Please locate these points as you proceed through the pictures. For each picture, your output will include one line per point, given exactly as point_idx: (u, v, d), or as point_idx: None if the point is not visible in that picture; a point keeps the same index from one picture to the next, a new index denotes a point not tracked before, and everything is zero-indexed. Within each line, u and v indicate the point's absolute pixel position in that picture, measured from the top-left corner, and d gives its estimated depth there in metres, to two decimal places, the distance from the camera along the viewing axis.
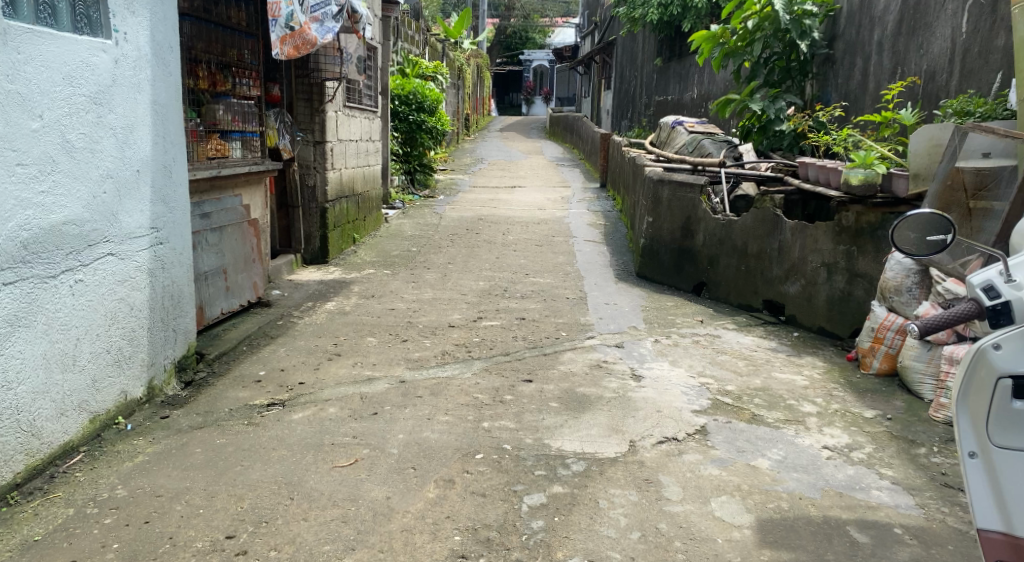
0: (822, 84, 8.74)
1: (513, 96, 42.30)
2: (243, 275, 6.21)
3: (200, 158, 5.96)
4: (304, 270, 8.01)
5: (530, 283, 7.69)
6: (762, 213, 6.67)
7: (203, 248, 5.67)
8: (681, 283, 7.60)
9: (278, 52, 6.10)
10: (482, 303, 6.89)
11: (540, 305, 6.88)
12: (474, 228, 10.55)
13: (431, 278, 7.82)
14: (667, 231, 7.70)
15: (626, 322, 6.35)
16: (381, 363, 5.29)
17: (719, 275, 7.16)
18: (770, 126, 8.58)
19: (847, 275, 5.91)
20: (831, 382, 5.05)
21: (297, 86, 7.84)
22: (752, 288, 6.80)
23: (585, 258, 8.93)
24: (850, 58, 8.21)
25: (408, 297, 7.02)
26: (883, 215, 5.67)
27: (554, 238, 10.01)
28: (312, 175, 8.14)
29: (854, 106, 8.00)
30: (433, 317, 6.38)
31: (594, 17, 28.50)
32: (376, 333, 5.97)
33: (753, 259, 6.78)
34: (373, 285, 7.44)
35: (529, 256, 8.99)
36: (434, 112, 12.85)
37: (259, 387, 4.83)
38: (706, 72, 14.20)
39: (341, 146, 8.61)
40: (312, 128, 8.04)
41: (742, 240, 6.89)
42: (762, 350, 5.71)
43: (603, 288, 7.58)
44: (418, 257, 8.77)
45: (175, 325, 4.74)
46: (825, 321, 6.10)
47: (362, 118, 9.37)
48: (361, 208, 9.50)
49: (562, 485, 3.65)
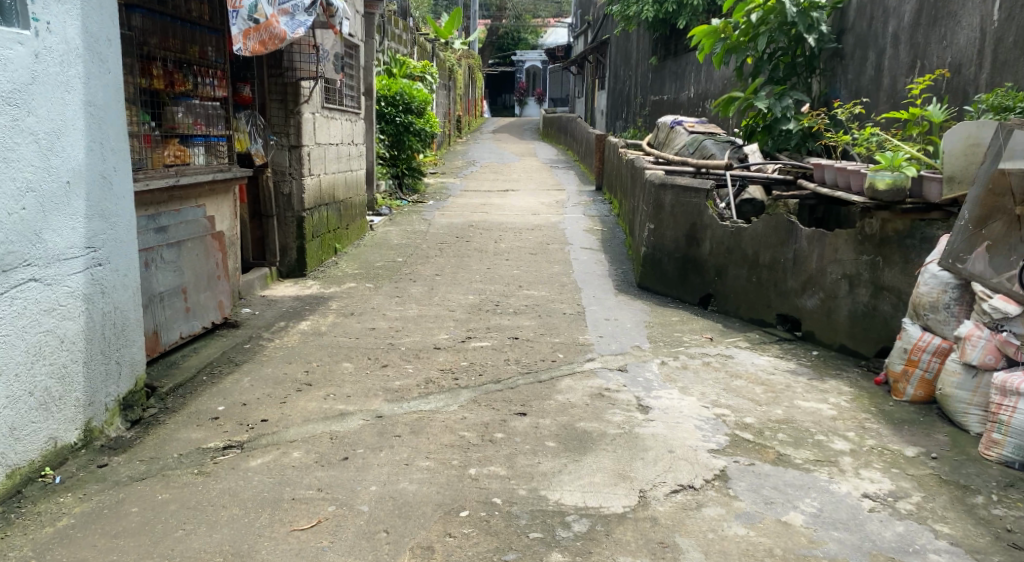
0: (830, 81, 8.27)
1: (506, 97, 41.86)
2: (206, 294, 5.63)
3: (155, 165, 5.41)
4: (280, 285, 7.44)
5: (524, 297, 7.14)
6: (775, 220, 6.13)
7: (158, 266, 5.09)
8: (686, 294, 7.05)
9: (240, 47, 5.57)
10: (471, 321, 6.33)
11: (534, 322, 6.32)
12: (463, 236, 9.98)
13: (417, 292, 7.27)
14: (670, 239, 7.16)
15: (628, 341, 5.79)
16: (356, 395, 4.71)
17: (728, 286, 6.61)
18: (777, 126, 8.08)
19: (871, 287, 5.39)
20: (862, 411, 4.48)
21: (270, 86, 7.31)
22: (764, 301, 6.25)
23: (583, 267, 8.39)
24: (862, 53, 7.69)
25: (391, 315, 6.45)
26: (913, 223, 5.12)
27: (549, 246, 9.44)
28: (288, 182, 7.57)
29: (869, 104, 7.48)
30: (417, 338, 5.82)
31: (586, 19, 28.07)
32: (353, 357, 5.41)
33: (765, 270, 6.24)
34: (353, 301, 6.87)
35: (523, 265, 8.43)
36: (422, 113, 12.32)
37: (215, 426, 4.26)
38: (704, 71, 13.75)
39: (320, 150, 8.04)
40: (287, 131, 7.48)
41: (753, 249, 6.34)
42: (781, 373, 5.15)
43: (602, 301, 7.03)
44: (405, 268, 8.21)
45: (119, 357, 4.17)
46: (847, 337, 5.57)
47: (343, 121, 8.83)
48: (342, 216, 8.93)
49: (563, 551, 3.11)
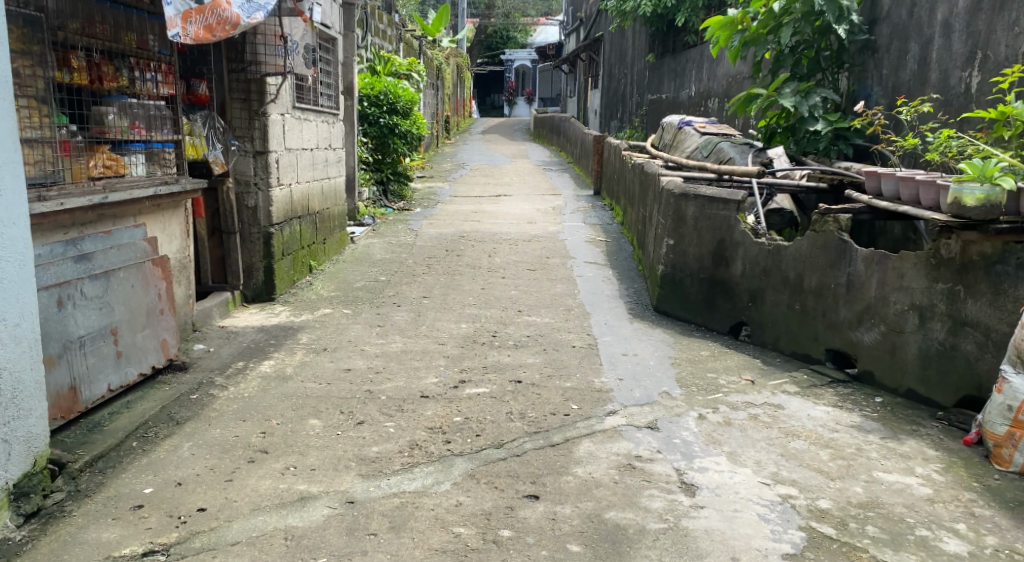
0: (860, 76, 7.33)
1: (496, 97, 40.94)
2: (144, 334, 4.65)
3: (76, 178, 4.47)
4: (243, 311, 6.46)
5: (525, 325, 6.18)
6: (822, 237, 5.23)
7: (78, 305, 4.12)
8: (713, 322, 6.11)
9: (179, 32, 4.58)
10: (464, 358, 5.37)
11: (539, 360, 5.36)
12: (455, 249, 9.01)
13: (401, 319, 6.30)
14: (693, 258, 6.24)
15: (654, 386, 4.84)
16: (322, 468, 3.76)
17: (764, 315, 5.69)
18: (803, 126, 7.26)
19: (949, 323, 4.48)
20: (965, 487, 3.55)
21: (231, 84, 6.38)
22: (809, 331, 5.34)
23: (589, 287, 7.45)
24: (901, 45, 6.76)
25: (370, 351, 5.48)
26: (1005, 245, 4.23)
27: (550, 261, 8.50)
28: (253, 195, 6.55)
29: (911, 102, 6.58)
30: (401, 384, 4.85)
31: (578, 16, 27.10)
32: (322, 411, 4.43)
33: (811, 296, 5.32)
34: (326, 332, 5.90)
35: (521, 285, 7.47)
36: (409, 114, 11.42)
37: (136, 521, 3.33)
38: (707, 67, 12.85)
39: (291, 156, 7.08)
40: (251, 135, 6.51)
41: (795, 271, 5.42)
42: (846, 430, 4.21)
43: (616, 331, 6.08)
44: (388, 289, 7.24)
45: (9, 433, 3.22)
46: (917, 381, 4.67)
47: (319, 122, 7.85)
48: (319, 229, 7.95)
49: None
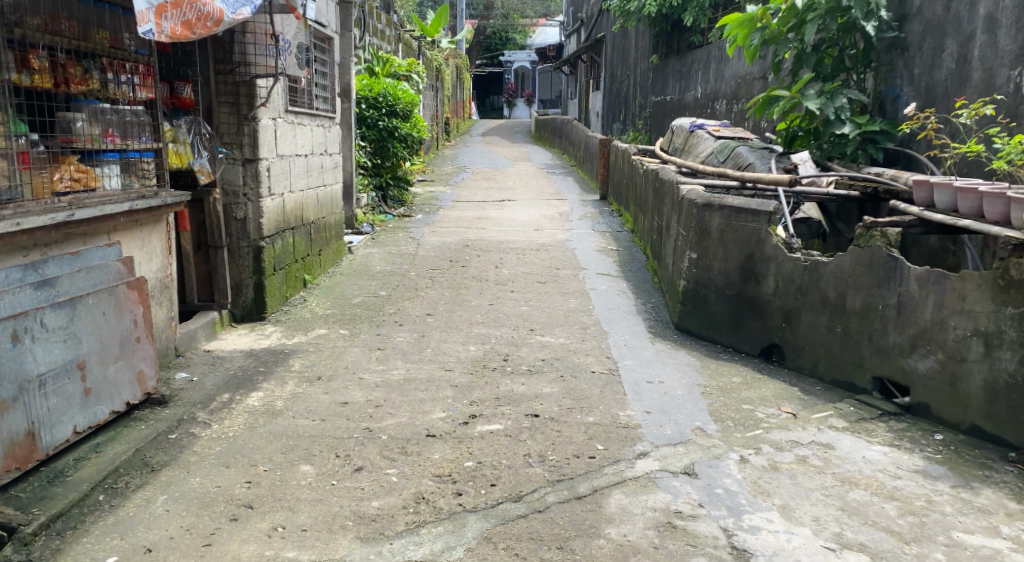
0: (888, 78, 6.76)
1: (495, 99, 40.47)
2: (118, 366, 4.13)
3: (38, 194, 4.01)
4: (232, 333, 5.96)
5: (538, 347, 5.68)
6: (868, 254, 4.75)
7: (37, 338, 3.63)
8: (741, 344, 5.61)
9: (150, 30, 4.10)
10: (473, 387, 4.87)
11: (556, 389, 4.86)
12: (458, 260, 8.51)
13: (403, 341, 5.80)
14: (719, 273, 5.73)
15: (687, 421, 4.34)
16: (315, 531, 3.28)
17: (800, 337, 5.19)
18: (828, 129, 6.77)
19: (1020, 352, 4.01)
20: None
21: (219, 87, 5.90)
22: (852, 357, 4.85)
23: (604, 302, 6.95)
24: (935, 42, 6.22)
25: (369, 380, 4.98)
26: None
27: (560, 272, 8.00)
28: (241, 206, 6.09)
29: (947, 105, 6.07)
30: (404, 420, 4.35)
31: (579, 16, 26.60)
32: (315, 456, 3.94)
33: (854, 318, 4.83)
34: (321, 357, 5.41)
35: (531, 299, 6.97)
36: (409, 117, 10.95)
37: None
38: (714, 67, 12.37)
39: (284, 164, 6.59)
40: (240, 142, 6.02)
41: (836, 291, 4.93)
42: (909, 476, 3.73)
43: (637, 353, 5.58)
44: (389, 306, 6.74)
45: None
46: (982, 417, 4.20)
47: (314, 127, 7.35)
48: (314, 240, 7.45)
49: None
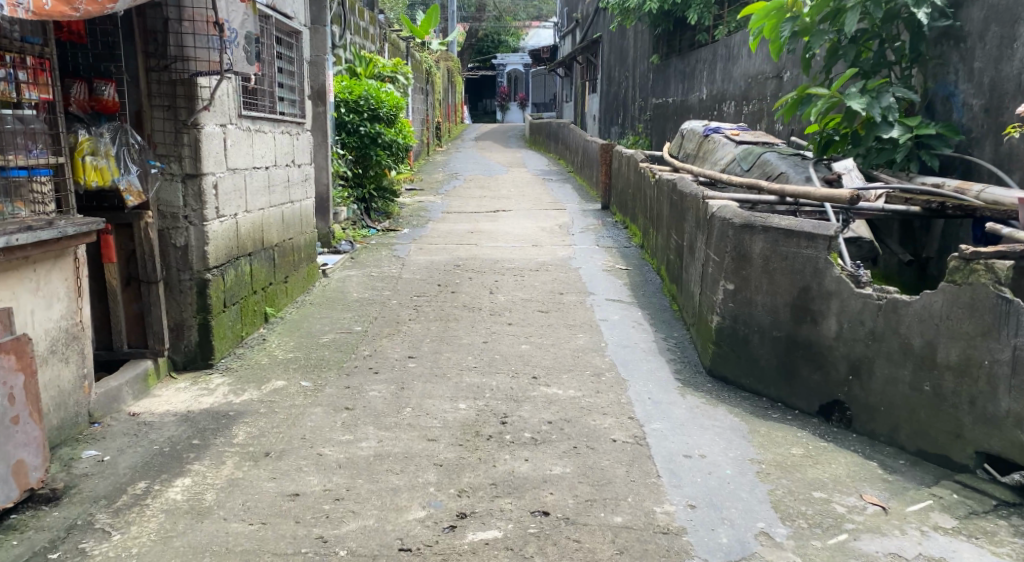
0: (939, 72, 5.64)
1: (489, 103, 39.38)
2: None
3: None
4: (170, 387, 4.89)
5: (544, 403, 4.60)
6: (968, 293, 3.69)
7: None
8: (795, 399, 4.55)
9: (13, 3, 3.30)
10: (463, 466, 3.79)
11: (570, 468, 3.78)
12: (448, 284, 7.42)
13: (377, 397, 4.69)
14: (764, 310, 4.65)
15: (745, 522, 3.33)
16: None
17: (874, 396, 4.12)
18: (873, 133, 5.63)
19: None
20: None
21: (153, 88, 4.84)
22: (947, 425, 3.80)
23: (619, 337, 5.87)
24: (1002, 30, 5.10)
25: (329, 456, 3.90)
26: None
27: (564, 299, 6.92)
28: (181, 231, 4.99)
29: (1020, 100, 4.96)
30: (370, 525, 3.28)
31: (574, 16, 25.51)
32: None
33: (948, 375, 3.78)
34: (275, 422, 4.33)
35: (532, 336, 5.89)
36: (394, 122, 9.87)
37: None
38: (722, 66, 11.27)
39: (236, 179, 5.49)
40: (179, 154, 4.93)
41: (923, 339, 3.87)
42: None
43: (665, 411, 4.52)
44: (363, 346, 5.64)
45: None
46: None
47: (277, 135, 6.27)
48: (278, 266, 6.37)
49: None
